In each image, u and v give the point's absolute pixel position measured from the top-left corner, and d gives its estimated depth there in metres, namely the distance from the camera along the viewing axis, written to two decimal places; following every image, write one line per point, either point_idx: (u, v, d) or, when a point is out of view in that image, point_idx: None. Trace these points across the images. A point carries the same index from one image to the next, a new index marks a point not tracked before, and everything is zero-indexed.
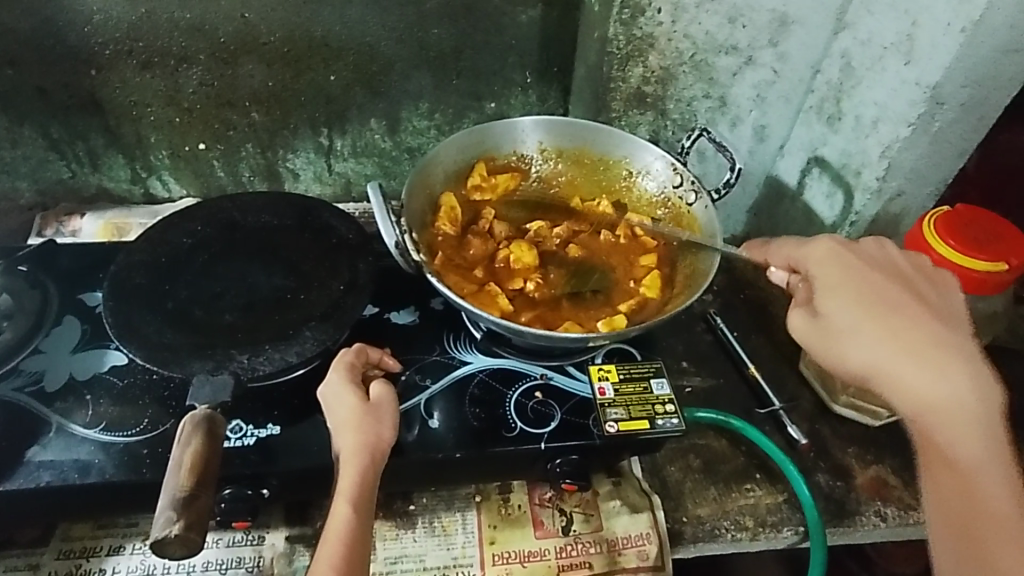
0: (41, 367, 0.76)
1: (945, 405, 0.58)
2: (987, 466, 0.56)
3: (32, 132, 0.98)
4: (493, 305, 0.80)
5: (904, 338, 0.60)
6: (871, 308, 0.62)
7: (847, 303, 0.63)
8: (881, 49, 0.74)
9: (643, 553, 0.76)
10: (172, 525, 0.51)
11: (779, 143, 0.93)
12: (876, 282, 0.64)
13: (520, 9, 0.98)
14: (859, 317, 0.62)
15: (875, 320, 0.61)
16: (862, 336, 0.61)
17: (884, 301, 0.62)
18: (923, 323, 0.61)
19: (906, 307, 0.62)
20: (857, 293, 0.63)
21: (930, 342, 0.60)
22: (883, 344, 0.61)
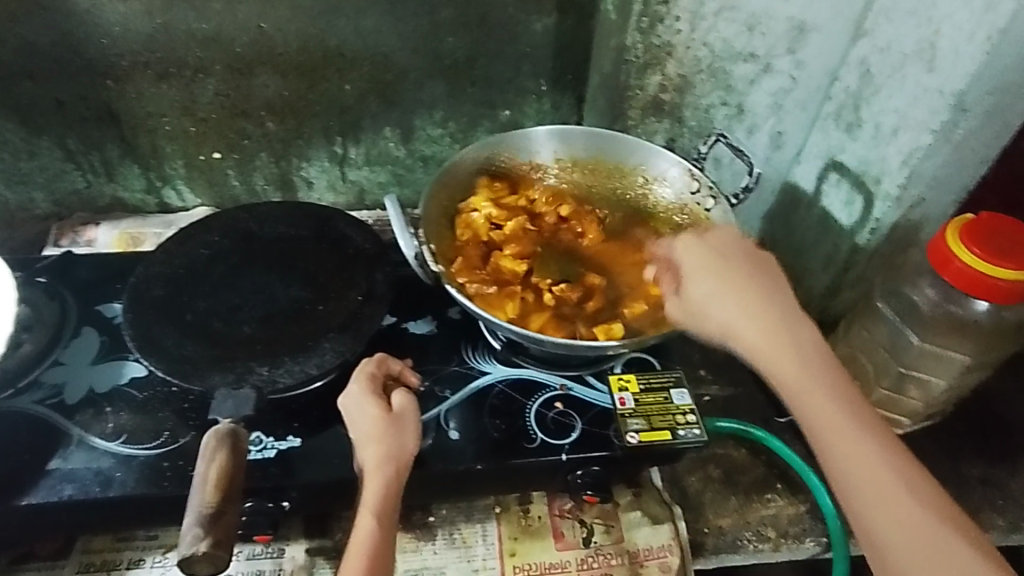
0: (61, 379, 0.76)
1: (803, 386, 0.58)
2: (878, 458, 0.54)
3: (48, 143, 0.98)
4: (501, 308, 0.79)
5: (753, 320, 0.62)
6: (723, 276, 0.64)
7: (716, 286, 0.64)
8: (903, 57, 0.73)
9: (665, 565, 0.75)
10: (199, 542, 0.50)
11: (795, 150, 0.91)
12: (729, 261, 0.66)
13: (535, 17, 0.98)
14: (708, 293, 0.64)
15: (731, 291, 0.63)
16: (725, 314, 0.63)
17: (740, 276, 0.64)
18: (785, 305, 0.63)
19: (740, 277, 0.64)
20: (728, 271, 0.64)
21: (740, 311, 0.62)
22: (751, 331, 0.61)
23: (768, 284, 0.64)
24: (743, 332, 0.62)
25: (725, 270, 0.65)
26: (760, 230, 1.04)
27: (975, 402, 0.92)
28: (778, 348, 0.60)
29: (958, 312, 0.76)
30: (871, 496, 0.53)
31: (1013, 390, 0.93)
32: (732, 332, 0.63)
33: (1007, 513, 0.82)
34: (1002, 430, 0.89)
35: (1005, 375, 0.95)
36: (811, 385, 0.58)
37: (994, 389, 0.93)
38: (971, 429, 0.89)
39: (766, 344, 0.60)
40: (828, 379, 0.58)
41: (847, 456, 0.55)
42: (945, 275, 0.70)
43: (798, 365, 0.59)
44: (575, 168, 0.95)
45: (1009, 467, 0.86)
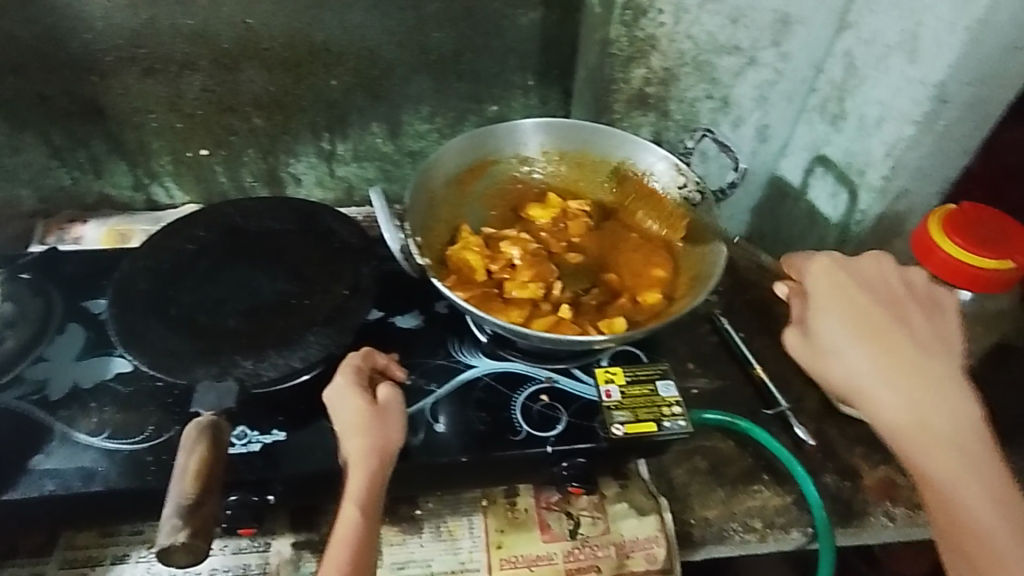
0: (44, 375, 0.76)
1: (928, 446, 0.56)
2: (970, 489, 0.54)
3: (33, 139, 0.98)
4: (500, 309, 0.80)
5: (879, 372, 0.60)
6: (857, 329, 0.62)
7: (840, 330, 0.62)
8: (886, 49, 0.75)
9: (651, 556, 0.75)
10: (177, 532, 0.50)
11: (780, 143, 0.93)
12: (857, 303, 0.63)
13: (521, 11, 0.98)
14: (854, 352, 0.61)
15: (870, 346, 0.61)
16: (865, 371, 0.60)
17: (854, 318, 0.62)
18: (920, 340, 0.62)
19: (871, 321, 0.62)
20: (839, 311, 0.63)
21: (854, 354, 0.61)
22: (879, 386, 0.59)
23: (916, 322, 0.63)
24: (857, 380, 0.60)
25: (870, 313, 0.63)
26: (748, 225, 1.05)
27: None
28: (929, 401, 0.58)
29: None
30: (956, 528, 0.53)
31: (998, 380, 0.94)
32: (862, 385, 0.60)
33: None
34: (987, 419, 0.90)
35: (991, 366, 0.95)
36: (940, 448, 0.56)
37: (979, 379, 0.94)
38: None
39: (897, 388, 0.59)
40: (967, 435, 0.57)
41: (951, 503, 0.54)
42: (927, 264, 0.70)
43: (904, 413, 0.58)
44: (562, 159, 0.94)
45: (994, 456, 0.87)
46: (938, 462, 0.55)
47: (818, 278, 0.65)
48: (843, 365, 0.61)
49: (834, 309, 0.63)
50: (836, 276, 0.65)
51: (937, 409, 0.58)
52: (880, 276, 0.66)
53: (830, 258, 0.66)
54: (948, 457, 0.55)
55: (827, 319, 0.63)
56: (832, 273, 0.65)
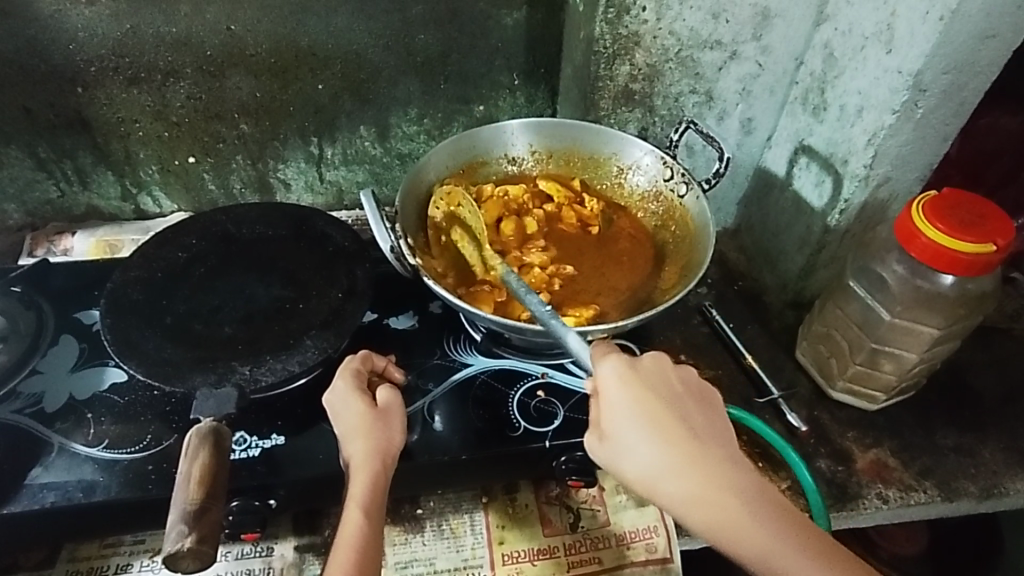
0: (40, 388, 0.76)
1: (743, 540, 0.54)
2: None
3: (18, 152, 0.98)
4: (488, 301, 0.79)
5: (690, 475, 0.56)
6: (652, 433, 0.58)
7: (638, 445, 0.58)
8: (863, 40, 0.76)
9: (652, 546, 0.76)
10: (185, 538, 0.51)
11: (766, 134, 0.96)
12: (643, 412, 0.59)
13: (505, 11, 0.99)
14: (648, 456, 0.58)
15: (657, 445, 0.58)
16: (652, 474, 0.57)
17: (657, 425, 0.58)
18: (704, 433, 0.60)
19: (661, 429, 0.58)
20: (640, 416, 0.59)
21: (676, 474, 0.57)
22: (683, 490, 0.56)
23: (699, 418, 0.61)
24: (686, 501, 0.56)
25: (654, 418, 0.59)
26: (735, 217, 1.06)
27: (947, 373, 0.94)
28: (708, 490, 0.56)
29: (925, 286, 0.79)
30: None
31: (983, 361, 0.96)
32: (651, 480, 0.58)
33: (981, 480, 0.84)
34: (973, 400, 0.92)
35: (975, 348, 0.97)
36: (768, 543, 0.53)
37: (965, 360, 0.96)
38: (945, 401, 0.92)
39: (702, 497, 0.56)
40: (758, 506, 0.55)
41: None
42: (911, 250, 0.72)
43: (740, 521, 0.54)
44: (549, 160, 0.95)
45: (982, 435, 0.88)
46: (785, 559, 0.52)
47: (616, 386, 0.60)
48: (635, 466, 0.58)
49: (637, 430, 0.59)
50: (627, 380, 0.60)
51: (729, 519, 0.55)
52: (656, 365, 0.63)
53: (625, 359, 0.61)
54: (763, 532, 0.53)
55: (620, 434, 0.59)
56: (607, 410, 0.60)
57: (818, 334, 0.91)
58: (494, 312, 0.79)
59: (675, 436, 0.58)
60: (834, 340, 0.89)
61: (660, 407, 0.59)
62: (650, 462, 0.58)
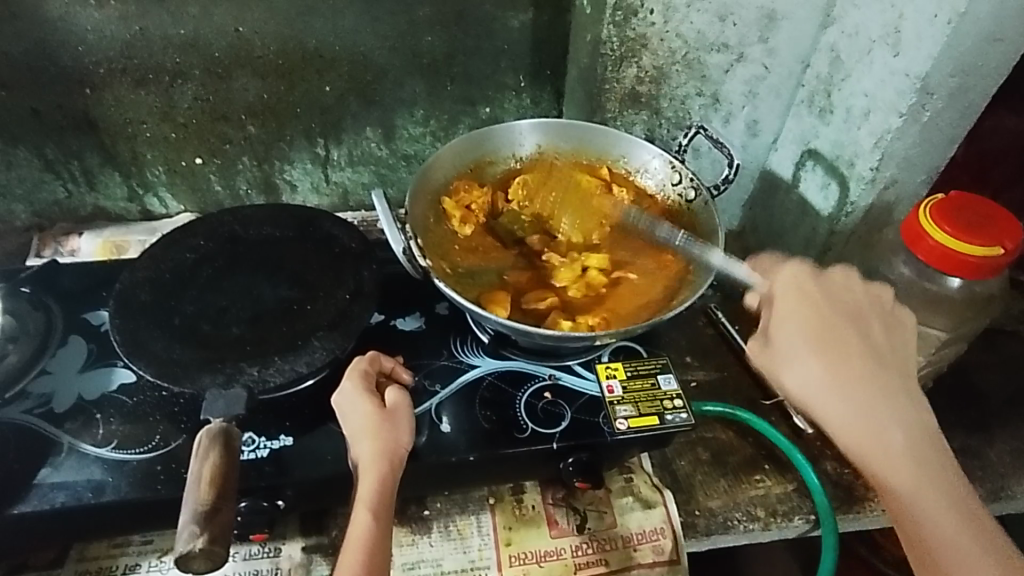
0: (49, 389, 0.76)
1: (889, 462, 0.57)
2: (967, 546, 0.54)
3: (26, 153, 0.98)
4: (500, 301, 0.79)
5: (863, 390, 0.60)
6: (824, 347, 0.61)
7: (813, 352, 0.61)
8: (870, 42, 0.76)
9: (658, 548, 0.77)
10: (196, 538, 0.51)
11: (772, 137, 0.96)
12: (830, 325, 0.62)
13: (511, 13, 0.99)
14: (819, 367, 0.60)
15: (830, 361, 0.60)
16: (815, 381, 0.61)
17: (838, 341, 0.61)
18: (882, 359, 0.62)
19: (840, 345, 0.61)
20: (821, 327, 0.62)
21: (850, 385, 0.60)
22: (851, 401, 0.59)
23: (879, 345, 0.63)
24: (844, 411, 0.59)
25: (835, 334, 0.61)
26: (740, 219, 1.07)
27: (953, 376, 0.94)
28: (870, 415, 0.59)
29: (933, 289, 0.78)
30: None
31: (989, 363, 0.96)
32: (806, 390, 0.61)
33: (987, 482, 0.84)
34: (980, 402, 0.92)
35: (981, 349, 0.98)
36: (916, 473, 0.57)
37: (971, 362, 0.96)
38: (952, 403, 0.92)
39: (859, 414, 0.59)
40: (919, 438, 0.58)
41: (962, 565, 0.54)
42: (918, 252, 0.72)
43: (899, 446, 0.58)
44: (556, 159, 0.95)
45: (988, 437, 0.88)
46: (930, 489, 0.56)
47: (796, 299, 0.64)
48: (799, 372, 0.61)
49: (813, 355, 0.61)
50: (809, 299, 0.63)
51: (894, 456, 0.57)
52: (844, 293, 0.65)
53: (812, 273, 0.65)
54: (914, 465, 0.57)
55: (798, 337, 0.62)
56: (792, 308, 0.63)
57: None
58: (507, 314, 0.79)
59: (856, 353, 0.61)
60: None
61: (846, 327, 0.62)
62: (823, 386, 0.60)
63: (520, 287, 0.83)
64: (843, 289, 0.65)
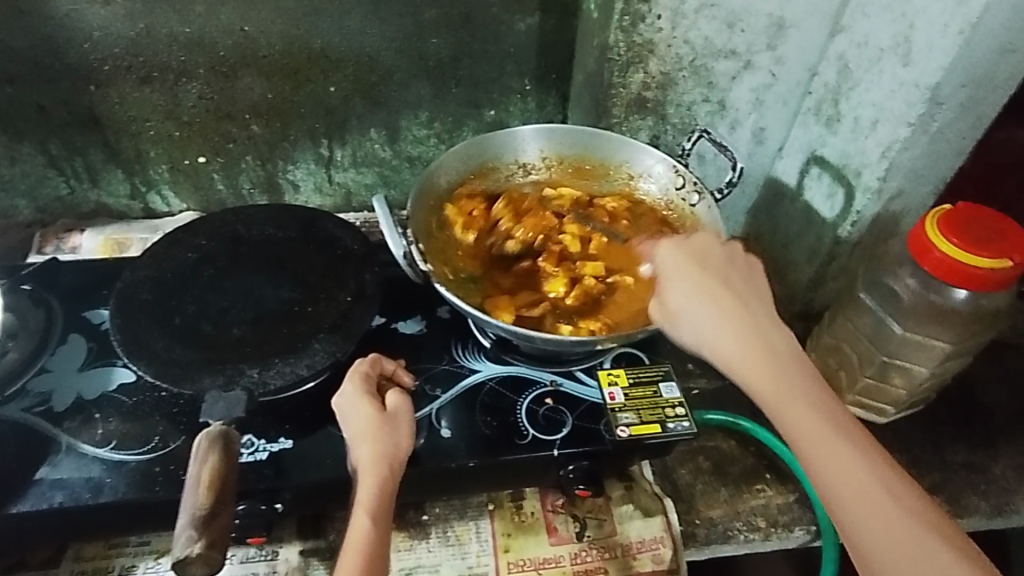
0: (49, 387, 0.76)
1: (784, 396, 0.56)
2: (852, 459, 0.53)
3: (30, 149, 0.98)
4: (505, 306, 0.79)
5: (745, 330, 0.60)
6: (712, 295, 0.61)
7: (702, 296, 0.62)
8: (879, 52, 0.75)
9: (658, 557, 0.76)
10: (193, 544, 0.51)
11: (777, 145, 0.94)
12: (712, 276, 0.63)
13: (518, 17, 0.99)
14: (707, 309, 0.61)
15: (716, 303, 0.61)
16: (706, 327, 0.61)
17: (721, 286, 0.62)
18: (757, 305, 0.62)
19: (718, 289, 0.62)
20: (707, 274, 0.63)
21: (730, 327, 0.60)
22: (734, 344, 0.59)
23: (755, 293, 0.63)
24: (732, 351, 0.59)
25: (718, 281, 0.62)
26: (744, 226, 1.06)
27: (957, 389, 0.94)
28: (757, 356, 0.59)
29: (938, 300, 0.78)
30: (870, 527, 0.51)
31: (993, 377, 0.95)
32: (702, 337, 0.61)
33: (990, 497, 0.84)
34: (984, 415, 0.91)
35: (985, 362, 0.97)
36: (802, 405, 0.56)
37: (975, 375, 0.95)
38: (955, 416, 0.91)
39: (750, 355, 0.59)
40: (798, 374, 0.58)
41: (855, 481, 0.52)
42: (924, 264, 0.72)
43: (782, 379, 0.57)
44: (560, 165, 0.95)
45: (991, 451, 0.88)
46: (808, 414, 0.55)
47: (676, 254, 0.65)
48: (691, 322, 0.61)
49: (697, 300, 0.61)
50: (686, 255, 0.64)
51: (786, 392, 0.57)
52: (715, 253, 0.65)
53: (704, 237, 0.66)
54: (796, 398, 0.56)
55: (686, 286, 0.63)
56: (684, 262, 0.64)
57: (827, 346, 0.91)
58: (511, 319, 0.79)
59: (742, 300, 0.62)
60: (843, 353, 0.89)
61: (726, 276, 0.63)
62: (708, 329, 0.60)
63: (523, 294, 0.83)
64: (720, 251, 0.65)
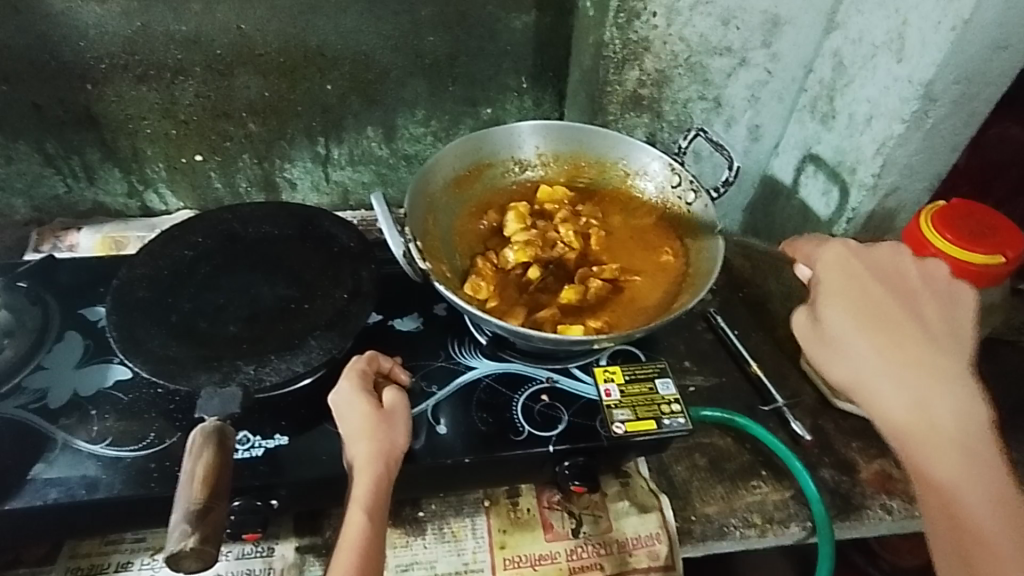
0: (44, 384, 0.76)
1: (926, 441, 0.57)
2: (970, 491, 0.54)
3: (26, 147, 0.98)
4: (512, 312, 0.80)
5: (901, 361, 0.61)
6: (865, 322, 0.63)
7: (861, 320, 0.63)
8: (873, 48, 0.76)
9: (654, 553, 0.76)
10: (187, 538, 0.51)
11: (773, 142, 0.96)
12: (877, 297, 0.64)
13: (514, 14, 0.99)
14: (861, 339, 0.62)
15: (872, 335, 0.62)
16: (863, 358, 0.62)
17: (879, 311, 0.63)
18: (934, 333, 0.62)
19: (881, 312, 0.63)
20: (865, 285, 0.65)
21: (917, 359, 0.61)
22: (894, 375, 0.60)
23: (930, 315, 0.64)
24: (887, 385, 0.60)
25: (881, 311, 0.63)
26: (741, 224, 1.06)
27: None
28: (907, 394, 0.59)
29: None
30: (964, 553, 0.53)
31: (989, 373, 0.95)
32: (857, 373, 0.62)
33: None
34: None
35: (981, 359, 0.97)
36: (942, 446, 0.56)
37: None
38: None
39: (908, 387, 0.60)
40: (946, 402, 0.58)
41: (964, 508, 0.54)
42: None
43: (907, 411, 0.59)
44: (556, 162, 0.95)
45: None
46: (939, 452, 0.56)
47: (841, 267, 0.66)
48: (847, 354, 0.63)
49: (855, 332, 0.63)
50: (843, 274, 0.66)
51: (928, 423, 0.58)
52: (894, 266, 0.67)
53: (843, 245, 0.68)
54: (944, 441, 0.57)
55: (842, 308, 0.64)
56: (845, 272, 0.66)
57: None
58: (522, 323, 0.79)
59: (909, 328, 0.62)
60: None
61: (888, 303, 0.64)
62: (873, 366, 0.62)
63: (523, 294, 0.83)
64: (908, 266, 0.67)
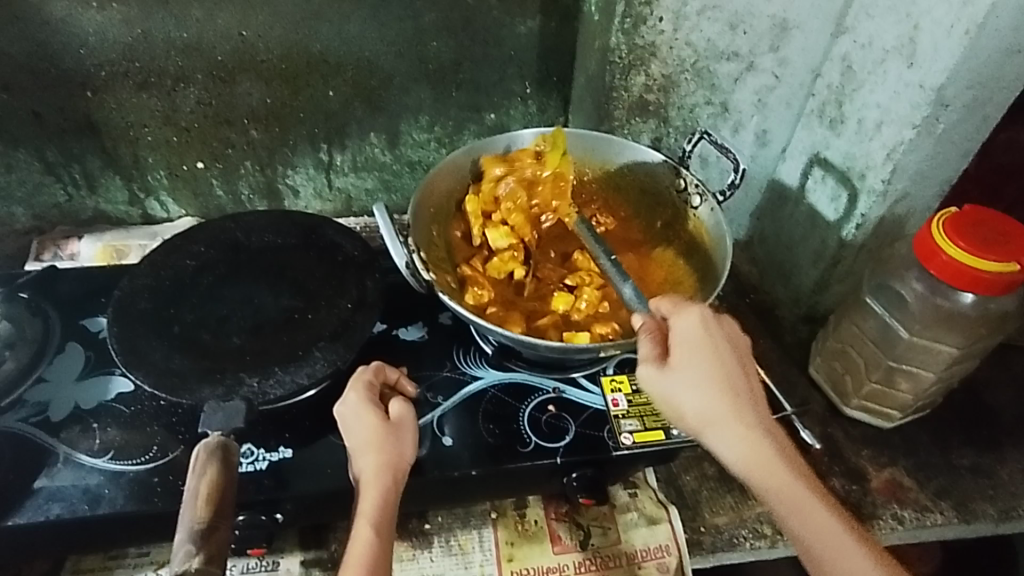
0: (46, 397, 0.75)
1: (775, 478, 0.60)
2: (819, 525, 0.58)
3: (26, 156, 0.97)
4: (514, 319, 0.79)
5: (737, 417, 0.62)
6: (717, 381, 0.63)
7: (702, 373, 0.63)
8: (883, 53, 0.74)
9: (663, 566, 0.75)
10: (191, 558, 0.50)
11: (781, 146, 0.92)
12: (723, 362, 0.64)
13: (519, 20, 0.98)
14: (705, 392, 0.62)
15: (715, 387, 0.63)
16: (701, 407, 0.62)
17: (729, 375, 0.64)
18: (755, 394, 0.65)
19: (716, 365, 0.64)
20: (714, 346, 0.65)
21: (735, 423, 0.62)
22: (723, 425, 0.62)
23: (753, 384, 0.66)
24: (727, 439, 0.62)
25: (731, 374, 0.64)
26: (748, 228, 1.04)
27: (963, 392, 0.93)
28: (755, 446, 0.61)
29: (945, 304, 0.77)
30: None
31: (1000, 379, 0.95)
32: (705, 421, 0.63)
33: (998, 502, 0.83)
34: (991, 419, 0.91)
35: (992, 365, 0.96)
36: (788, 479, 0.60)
37: (981, 378, 0.94)
38: (961, 419, 0.90)
39: (750, 441, 0.61)
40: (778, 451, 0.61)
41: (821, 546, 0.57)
42: (930, 267, 0.71)
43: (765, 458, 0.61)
44: None
45: (999, 455, 0.87)
46: (794, 496, 0.59)
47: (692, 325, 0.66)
48: (689, 400, 0.63)
49: (705, 387, 0.63)
50: (700, 335, 0.65)
51: (785, 498, 0.59)
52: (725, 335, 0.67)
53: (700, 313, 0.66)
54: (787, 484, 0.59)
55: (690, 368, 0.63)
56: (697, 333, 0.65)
57: (830, 350, 0.91)
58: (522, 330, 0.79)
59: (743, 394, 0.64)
60: (850, 357, 0.88)
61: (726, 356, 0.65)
62: (741, 453, 0.61)
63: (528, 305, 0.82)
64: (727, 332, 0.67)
